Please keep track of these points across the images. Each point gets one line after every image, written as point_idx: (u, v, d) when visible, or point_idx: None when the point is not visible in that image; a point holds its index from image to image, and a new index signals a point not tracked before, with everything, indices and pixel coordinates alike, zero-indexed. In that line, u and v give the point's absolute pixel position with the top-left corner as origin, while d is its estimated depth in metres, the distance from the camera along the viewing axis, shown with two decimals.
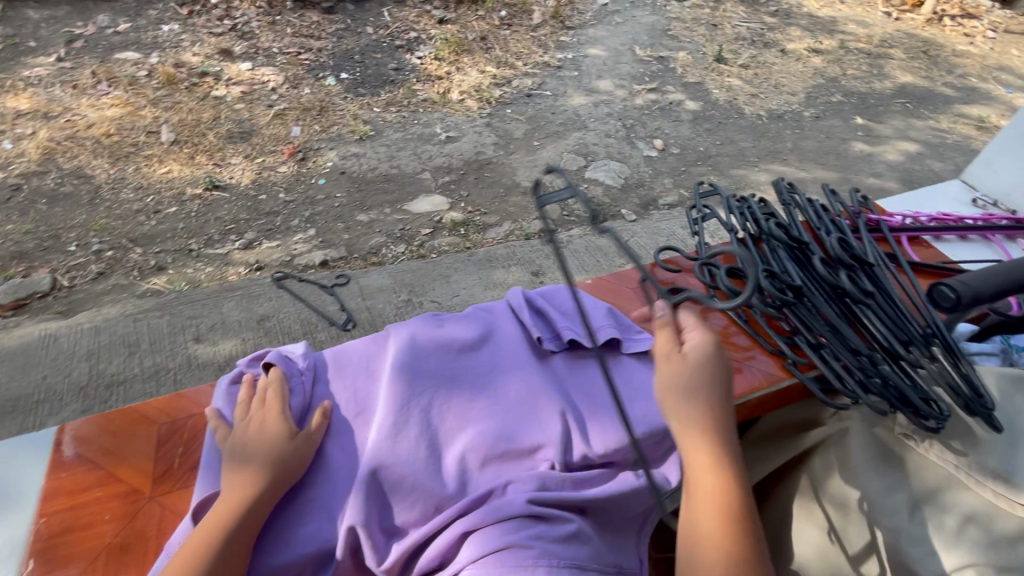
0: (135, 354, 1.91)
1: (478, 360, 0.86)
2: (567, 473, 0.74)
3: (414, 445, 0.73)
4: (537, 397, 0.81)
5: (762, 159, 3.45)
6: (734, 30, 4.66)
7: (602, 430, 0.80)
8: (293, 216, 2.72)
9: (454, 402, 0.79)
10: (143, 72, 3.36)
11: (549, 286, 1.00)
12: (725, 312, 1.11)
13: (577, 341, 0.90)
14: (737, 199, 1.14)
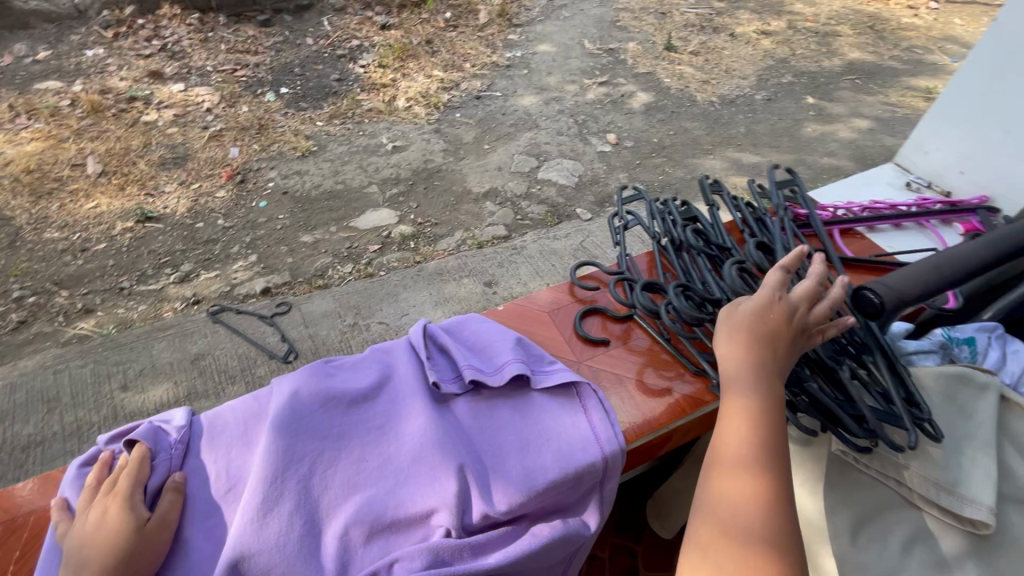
0: (56, 409, 1.77)
1: (374, 410, 0.82)
2: (464, 540, 0.68)
3: (286, 525, 0.68)
4: (432, 448, 0.76)
5: (716, 146, 3.41)
6: (683, 17, 4.63)
7: (507, 479, 0.75)
8: (232, 242, 2.59)
9: (336, 468, 0.74)
10: (65, 101, 3.19)
11: (453, 320, 0.94)
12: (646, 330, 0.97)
13: (481, 379, 0.84)
14: (660, 203, 1.10)
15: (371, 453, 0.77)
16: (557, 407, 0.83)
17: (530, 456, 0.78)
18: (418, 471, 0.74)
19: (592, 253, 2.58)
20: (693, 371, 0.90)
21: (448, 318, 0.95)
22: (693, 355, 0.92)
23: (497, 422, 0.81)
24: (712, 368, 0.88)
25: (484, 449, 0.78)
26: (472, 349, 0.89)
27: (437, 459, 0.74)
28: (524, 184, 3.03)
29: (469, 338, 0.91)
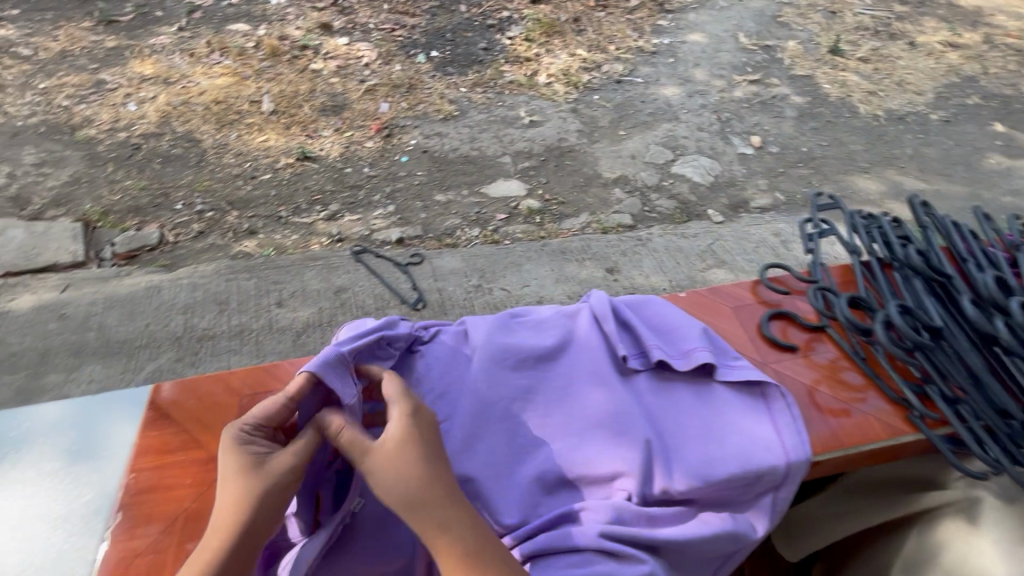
0: (225, 311, 2.03)
1: (555, 372, 0.95)
2: (642, 508, 0.80)
3: (482, 465, 0.85)
4: (613, 419, 0.88)
5: (875, 165, 3.08)
6: (855, 19, 4.13)
7: (685, 463, 0.85)
8: (374, 190, 2.73)
9: (523, 423, 0.89)
10: (251, 44, 3.44)
11: (638, 298, 1.03)
12: (835, 344, 1.05)
13: (667, 362, 0.93)
14: (867, 221, 1.15)
15: (557, 411, 0.91)
16: (738, 401, 0.92)
17: (706, 446, 0.87)
18: (601, 437, 0.87)
19: (720, 257, 2.47)
20: (890, 396, 0.97)
21: (631, 295, 1.03)
22: (892, 382, 0.98)
23: (677, 405, 0.91)
24: (914, 399, 0.93)
25: (667, 428, 0.89)
26: (659, 332, 0.98)
27: (620, 432, 0.87)
28: (656, 175, 2.92)
29: (653, 319, 1.00)
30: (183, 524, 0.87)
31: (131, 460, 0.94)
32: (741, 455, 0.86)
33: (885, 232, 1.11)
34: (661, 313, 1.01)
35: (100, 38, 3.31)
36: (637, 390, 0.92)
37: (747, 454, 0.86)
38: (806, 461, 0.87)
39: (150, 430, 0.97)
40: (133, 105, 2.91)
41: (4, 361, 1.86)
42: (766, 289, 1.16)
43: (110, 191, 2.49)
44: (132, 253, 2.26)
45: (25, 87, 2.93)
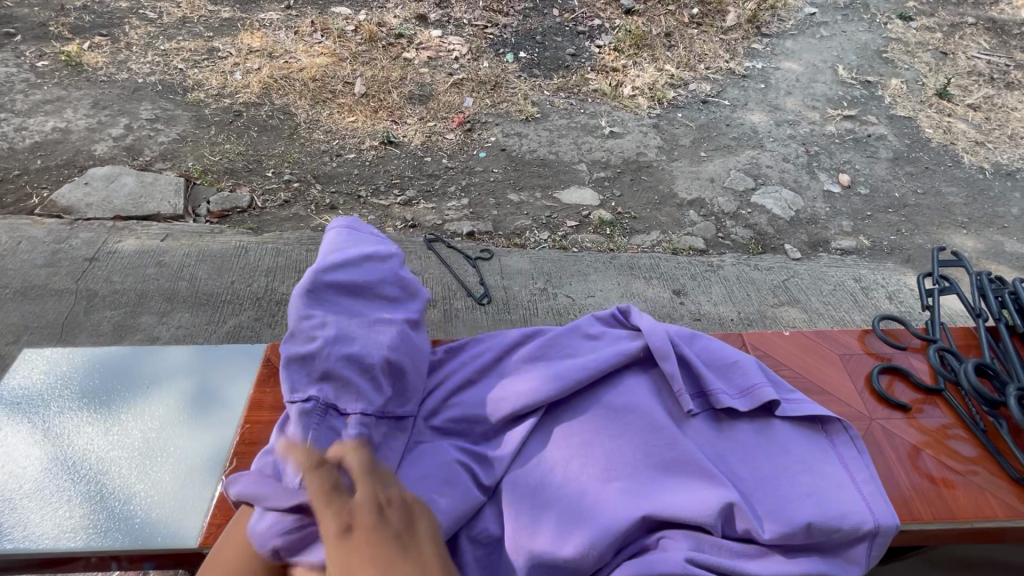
0: (303, 280, 2.15)
1: (613, 398, 1.08)
2: (724, 542, 0.92)
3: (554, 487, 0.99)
4: (679, 462, 1.00)
5: (974, 221, 2.86)
6: (969, 63, 3.77)
7: (767, 508, 0.96)
8: (450, 181, 2.72)
9: (590, 452, 1.03)
10: (351, 27, 3.45)
11: (694, 335, 1.18)
12: (946, 410, 1.15)
13: (732, 406, 1.08)
14: (991, 285, 1.23)
15: (628, 441, 1.03)
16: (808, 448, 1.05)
17: (778, 496, 0.98)
18: (671, 475, 0.99)
19: (794, 295, 2.38)
20: (1003, 471, 1.06)
21: (689, 332, 1.18)
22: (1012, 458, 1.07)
23: (742, 455, 1.04)
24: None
25: (741, 474, 1.02)
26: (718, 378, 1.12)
27: (697, 479, 0.98)
28: (734, 203, 2.76)
29: (708, 359, 1.14)
30: None
31: (247, 412, 1.12)
32: (808, 507, 0.96)
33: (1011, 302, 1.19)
34: (712, 351, 1.15)
35: (218, 8, 3.47)
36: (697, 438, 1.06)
37: (815, 506, 0.96)
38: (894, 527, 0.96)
39: (263, 387, 1.16)
40: (239, 75, 3.04)
41: (107, 296, 2.02)
42: (877, 343, 1.28)
43: (211, 153, 2.64)
44: (224, 213, 2.40)
45: (148, 47, 3.14)
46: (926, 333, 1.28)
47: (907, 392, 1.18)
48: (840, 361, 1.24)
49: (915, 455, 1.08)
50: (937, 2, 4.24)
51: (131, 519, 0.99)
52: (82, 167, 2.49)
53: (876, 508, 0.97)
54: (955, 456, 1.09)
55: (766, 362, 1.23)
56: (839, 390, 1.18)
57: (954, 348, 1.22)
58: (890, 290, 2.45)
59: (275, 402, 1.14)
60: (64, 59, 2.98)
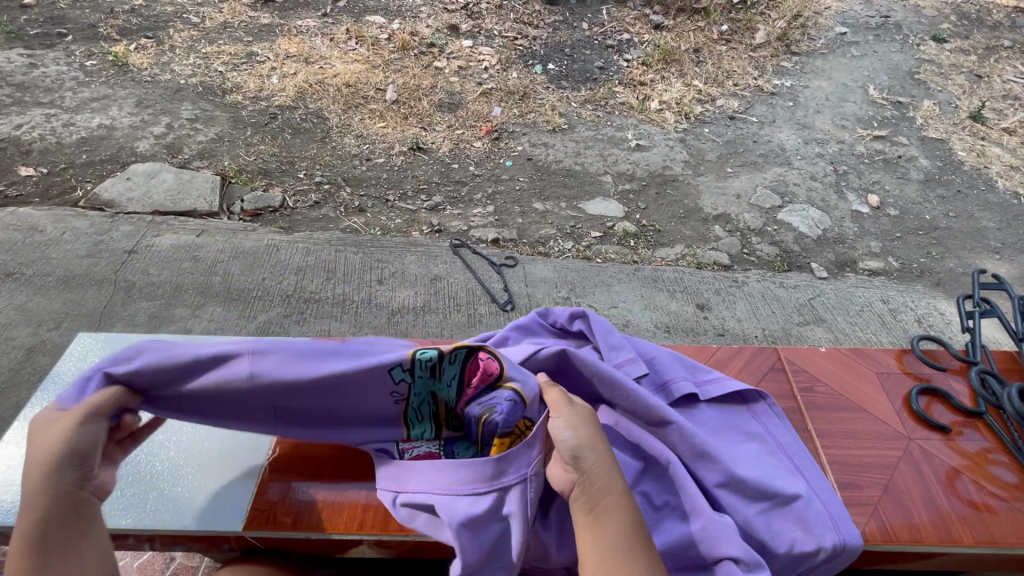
0: (331, 279, 2.20)
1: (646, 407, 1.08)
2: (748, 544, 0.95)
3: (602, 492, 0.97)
4: (708, 462, 0.99)
5: (1007, 246, 2.80)
6: (1004, 86, 3.71)
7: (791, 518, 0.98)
8: (477, 188, 2.75)
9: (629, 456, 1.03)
10: (384, 36, 3.53)
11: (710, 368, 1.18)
12: (986, 434, 1.13)
13: (749, 425, 1.09)
14: None
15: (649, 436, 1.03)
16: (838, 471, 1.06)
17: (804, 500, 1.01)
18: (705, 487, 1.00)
19: (819, 314, 2.35)
20: None
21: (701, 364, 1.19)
22: None
23: (774, 459, 1.05)
24: None
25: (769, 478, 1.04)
26: (731, 403, 1.12)
27: (724, 483, 0.98)
28: (760, 219, 2.75)
29: (720, 393, 1.12)
30: (336, 468, 1.08)
31: None
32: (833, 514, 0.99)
33: None
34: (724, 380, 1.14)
35: (257, 15, 3.58)
36: (728, 436, 1.07)
37: (827, 511, 0.98)
38: (920, 551, 0.98)
39: None
40: (275, 79, 3.13)
41: (144, 288, 2.09)
42: (916, 363, 1.26)
43: (246, 153, 2.72)
44: (257, 212, 2.46)
45: (190, 50, 3.25)
46: (967, 355, 1.26)
47: (946, 414, 1.17)
48: (876, 380, 1.23)
49: (954, 477, 1.06)
50: (972, 25, 4.18)
51: (178, 501, 1.03)
52: (124, 162, 2.58)
53: (895, 528, 0.99)
54: (995, 480, 1.07)
55: (802, 378, 1.22)
56: (873, 408, 1.17)
57: (994, 371, 1.20)
58: (919, 313, 2.41)
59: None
60: (111, 60, 3.11)
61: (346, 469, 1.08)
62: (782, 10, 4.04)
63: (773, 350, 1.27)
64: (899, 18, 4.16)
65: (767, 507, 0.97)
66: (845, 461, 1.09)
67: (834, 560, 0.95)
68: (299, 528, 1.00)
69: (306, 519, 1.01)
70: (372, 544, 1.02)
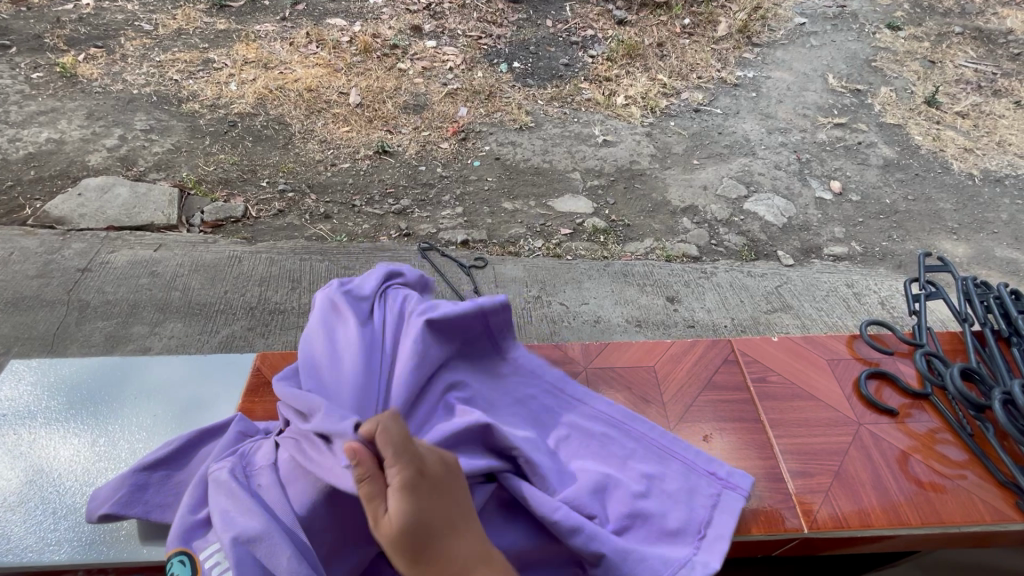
0: (297, 289, 2.15)
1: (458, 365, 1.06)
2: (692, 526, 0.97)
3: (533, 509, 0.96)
4: (561, 445, 1.07)
5: (964, 227, 2.89)
6: (957, 71, 3.82)
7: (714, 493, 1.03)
8: (445, 190, 2.72)
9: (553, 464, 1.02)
10: (346, 38, 3.47)
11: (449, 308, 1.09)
12: (934, 415, 1.16)
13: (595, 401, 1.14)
14: (977, 289, 1.24)
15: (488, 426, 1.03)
16: (792, 462, 1.08)
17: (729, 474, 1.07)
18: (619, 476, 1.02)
19: (787, 301, 2.39)
20: (999, 480, 1.05)
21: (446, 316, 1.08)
22: (1003, 466, 1.06)
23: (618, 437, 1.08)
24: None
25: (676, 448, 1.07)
26: (534, 383, 1.14)
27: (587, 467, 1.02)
28: (727, 210, 2.78)
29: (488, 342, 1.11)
30: None
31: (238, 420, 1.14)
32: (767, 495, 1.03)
33: (996, 305, 1.20)
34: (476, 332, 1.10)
35: (213, 20, 3.49)
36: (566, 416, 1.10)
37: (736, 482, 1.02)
38: (872, 532, 1.00)
39: (254, 397, 1.18)
40: (234, 86, 3.05)
41: (99, 307, 2.02)
42: (867, 347, 1.29)
43: (205, 162, 2.65)
44: (218, 223, 2.40)
45: (143, 58, 3.15)
46: (913, 337, 1.28)
47: (895, 397, 1.19)
48: (827, 366, 1.25)
49: (904, 459, 1.09)
50: (925, 13, 4.30)
51: (117, 531, 0.98)
52: (75, 177, 2.49)
53: (841, 507, 1.02)
54: (943, 460, 1.09)
55: (755, 369, 1.23)
56: (823, 394, 1.19)
57: (940, 352, 1.22)
58: (883, 295, 2.46)
59: (266, 412, 1.15)
60: (58, 71, 2.99)
61: None
62: (742, 4, 4.10)
63: (721, 341, 1.28)
64: (856, 8, 4.26)
65: (652, 490, 1.00)
66: (797, 450, 1.10)
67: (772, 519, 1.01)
68: None
69: None
70: None
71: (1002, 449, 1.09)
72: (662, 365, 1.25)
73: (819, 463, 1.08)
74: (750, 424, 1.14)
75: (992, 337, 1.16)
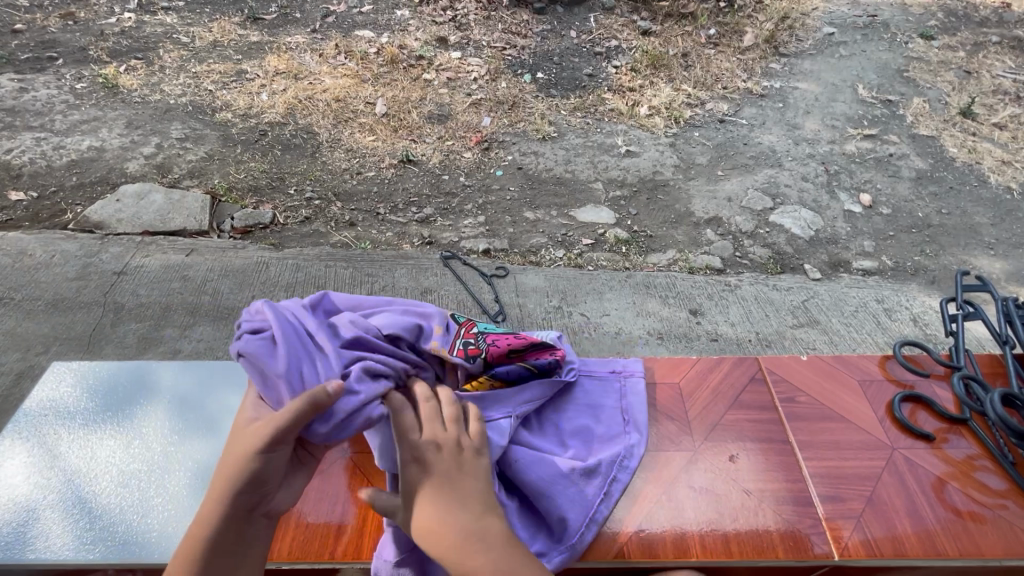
0: None
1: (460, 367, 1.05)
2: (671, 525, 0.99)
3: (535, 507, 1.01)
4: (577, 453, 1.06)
5: (1002, 242, 2.79)
6: (994, 81, 3.70)
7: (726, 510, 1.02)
8: (467, 200, 2.74)
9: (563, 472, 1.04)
10: (373, 50, 3.54)
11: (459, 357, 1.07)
12: (972, 440, 1.12)
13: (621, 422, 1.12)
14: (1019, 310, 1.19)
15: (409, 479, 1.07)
16: (821, 485, 1.06)
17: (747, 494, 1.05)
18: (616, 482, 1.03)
19: (814, 316, 2.34)
20: None
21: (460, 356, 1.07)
22: None
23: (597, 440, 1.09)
24: None
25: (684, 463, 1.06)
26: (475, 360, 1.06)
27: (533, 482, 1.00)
28: (752, 222, 2.74)
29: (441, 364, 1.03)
30: (307, 490, 1.07)
31: None
32: (794, 517, 1.01)
33: None
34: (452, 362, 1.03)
35: (247, 33, 3.60)
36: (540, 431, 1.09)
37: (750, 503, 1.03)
38: (907, 563, 0.96)
39: None
40: (265, 96, 3.14)
41: (133, 309, 2.08)
42: (900, 368, 1.25)
43: (236, 170, 2.72)
44: (247, 229, 2.46)
45: (180, 69, 3.27)
46: (950, 359, 1.24)
47: (931, 421, 1.15)
48: (857, 386, 1.22)
49: (941, 487, 1.05)
50: (960, 22, 4.19)
51: (149, 533, 1.01)
52: (114, 184, 2.58)
53: (871, 532, 0.99)
54: (982, 488, 1.05)
55: (784, 389, 1.21)
56: (853, 416, 1.16)
57: (979, 376, 1.18)
58: (914, 312, 2.39)
59: None
60: (101, 82, 3.12)
61: (319, 489, 1.07)
62: (770, 13, 4.06)
63: (748, 358, 1.27)
64: (887, 17, 4.18)
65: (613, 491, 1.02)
66: (827, 473, 1.07)
67: (793, 540, 0.98)
68: (270, 560, 0.97)
69: (277, 549, 0.99)
70: (353, 570, 0.99)
71: None
72: (687, 382, 1.23)
73: (849, 488, 1.05)
74: (779, 445, 1.12)
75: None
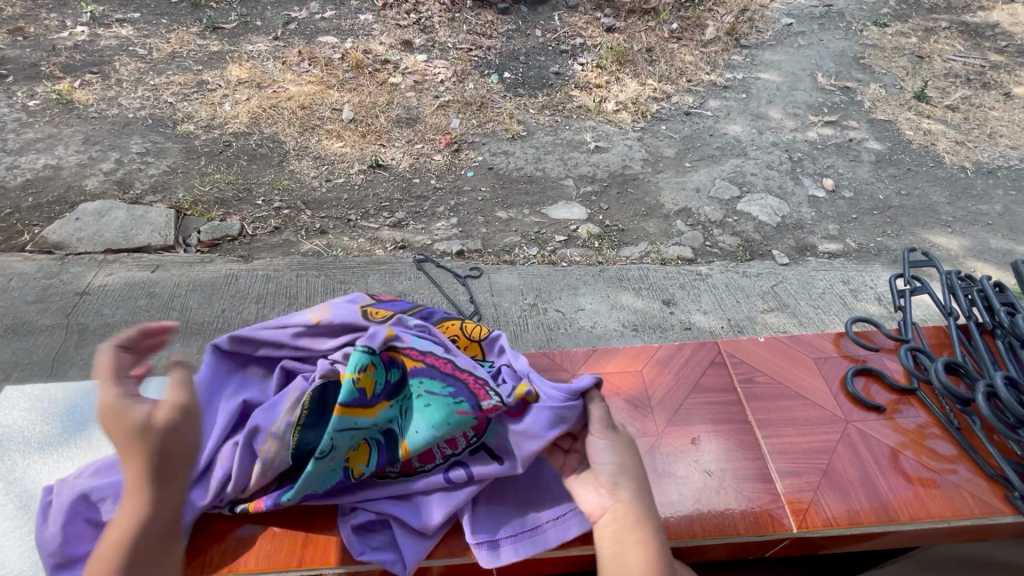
0: (293, 305, 2.17)
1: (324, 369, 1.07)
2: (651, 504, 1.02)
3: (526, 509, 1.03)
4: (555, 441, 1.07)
5: (958, 220, 2.89)
6: (945, 65, 3.83)
7: (697, 492, 1.04)
8: (439, 202, 2.74)
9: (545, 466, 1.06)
10: (337, 55, 3.50)
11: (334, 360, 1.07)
12: (923, 410, 1.16)
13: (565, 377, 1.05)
14: (963, 282, 1.24)
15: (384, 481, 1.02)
16: (780, 460, 1.09)
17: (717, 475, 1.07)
18: None
19: (783, 301, 2.39)
20: (989, 473, 1.05)
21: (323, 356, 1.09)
22: (993, 459, 1.06)
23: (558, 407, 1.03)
24: (1015, 479, 1.01)
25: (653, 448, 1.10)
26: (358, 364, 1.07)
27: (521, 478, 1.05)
28: (720, 211, 2.79)
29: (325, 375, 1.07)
30: None
31: None
32: (757, 494, 1.04)
33: (981, 299, 1.20)
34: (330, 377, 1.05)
35: (206, 42, 3.53)
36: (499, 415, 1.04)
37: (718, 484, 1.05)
38: (863, 530, 0.99)
39: None
40: (228, 106, 3.09)
41: (97, 329, 2.03)
42: (854, 345, 1.29)
43: (201, 183, 2.67)
44: (215, 242, 2.42)
45: (139, 82, 3.20)
46: (900, 333, 1.29)
47: (883, 393, 1.19)
48: (810, 363, 1.25)
49: (894, 456, 1.09)
50: (911, 9, 4.33)
51: None
52: (73, 202, 2.51)
53: (827, 503, 1.02)
54: (933, 454, 1.09)
55: (742, 370, 1.24)
56: (808, 392, 1.19)
57: (926, 347, 1.23)
58: (878, 291, 2.46)
59: None
60: (55, 98, 3.03)
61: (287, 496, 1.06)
62: (729, 7, 4.15)
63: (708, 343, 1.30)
64: (841, 7, 4.29)
65: None
66: (785, 449, 1.10)
67: (760, 516, 1.01)
68: (237, 570, 0.96)
69: (245, 560, 0.97)
70: None
71: (992, 443, 1.08)
72: (649, 369, 1.25)
73: (807, 461, 1.08)
74: (739, 426, 1.14)
75: (976, 331, 1.16)
